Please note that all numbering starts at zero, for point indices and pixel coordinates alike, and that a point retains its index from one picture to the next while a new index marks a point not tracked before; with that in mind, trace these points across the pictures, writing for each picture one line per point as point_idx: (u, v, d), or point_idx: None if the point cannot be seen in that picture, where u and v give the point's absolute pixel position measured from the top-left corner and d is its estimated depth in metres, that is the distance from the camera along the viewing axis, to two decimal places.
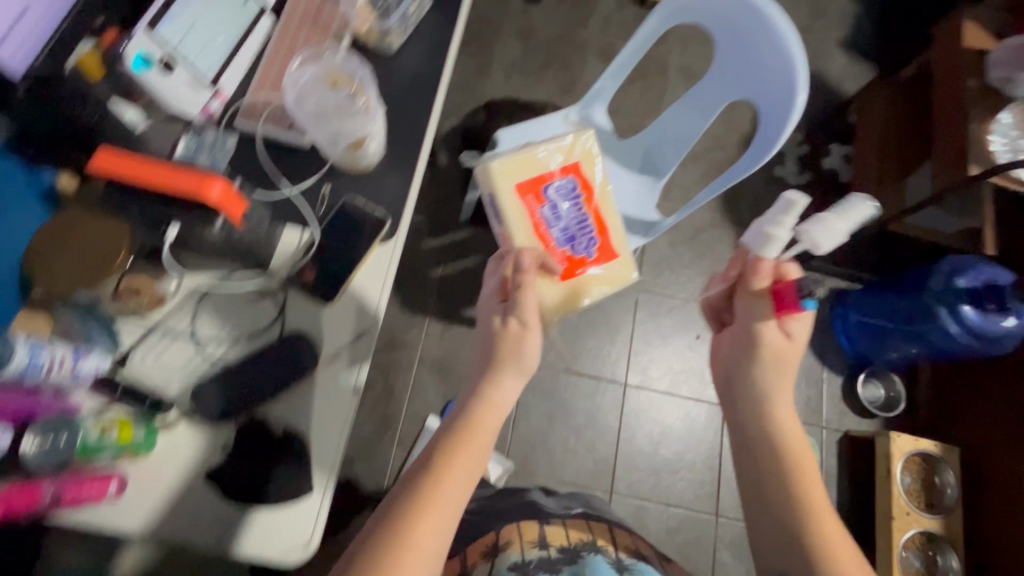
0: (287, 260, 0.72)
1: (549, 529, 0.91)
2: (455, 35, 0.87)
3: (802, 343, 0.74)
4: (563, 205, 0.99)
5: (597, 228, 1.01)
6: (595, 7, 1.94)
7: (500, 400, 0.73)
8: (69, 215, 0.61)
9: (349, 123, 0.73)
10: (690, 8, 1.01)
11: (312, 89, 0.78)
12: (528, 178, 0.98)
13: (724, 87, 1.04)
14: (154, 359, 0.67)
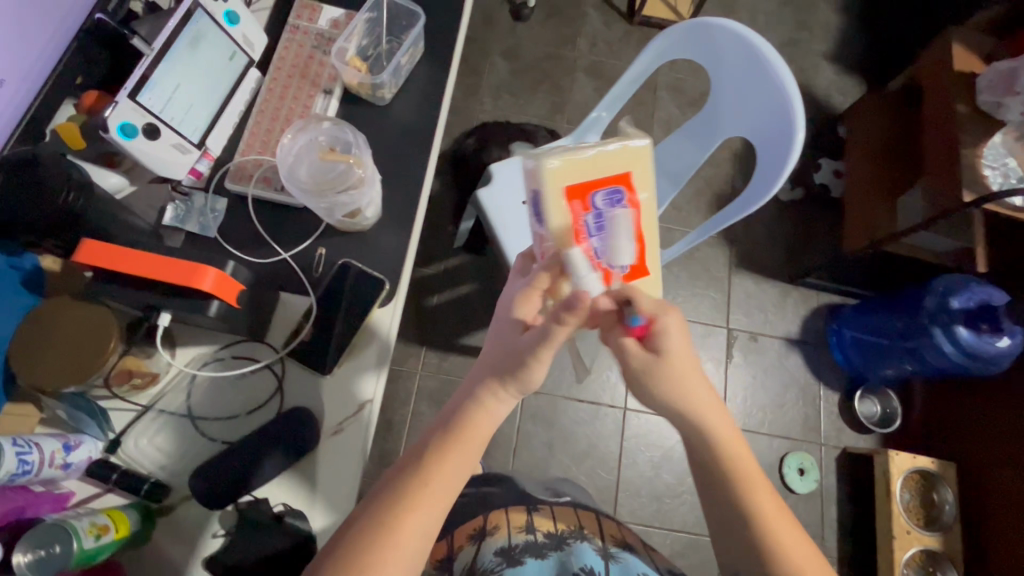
0: (285, 330, 0.70)
1: (536, 517, 0.92)
2: (449, 82, 0.85)
3: (680, 348, 0.65)
4: (609, 215, 0.78)
5: (637, 240, 0.83)
6: (582, 24, 1.93)
7: (495, 411, 0.66)
8: (51, 302, 0.58)
9: (342, 198, 0.68)
10: (685, 42, 1.01)
11: (305, 159, 0.72)
12: (579, 179, 0.76)
13: (719, 121, 1.03)
14: (148, 442, 0.65)
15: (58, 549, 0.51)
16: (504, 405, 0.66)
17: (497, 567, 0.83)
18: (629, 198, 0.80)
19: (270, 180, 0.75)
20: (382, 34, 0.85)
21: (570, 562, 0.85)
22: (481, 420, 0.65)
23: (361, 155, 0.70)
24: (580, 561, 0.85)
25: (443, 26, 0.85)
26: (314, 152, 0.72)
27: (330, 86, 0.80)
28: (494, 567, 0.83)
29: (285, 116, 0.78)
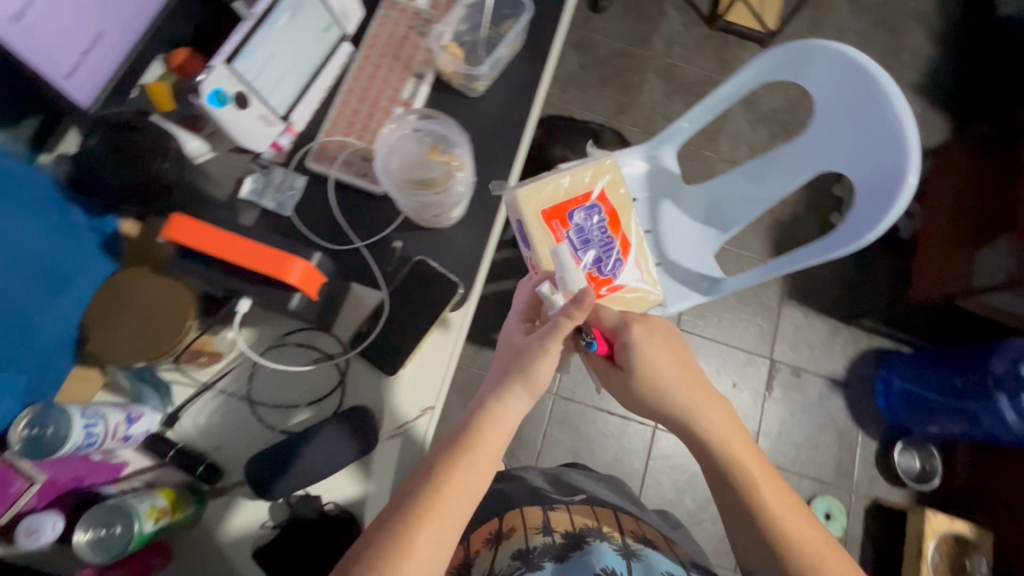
0: (352, 323, 0.68)
1: (553, 515, 0.75)
2: (544, 78, 0.80)
3: (650, 361, 0.64)
4: (589, 231, 0.79)
5: (621, 247, 0.81)
6: (660, 23, 1.85)
7: (506, 417, 0.60)
8: (130, 272, 0.56)
9: (433, 203, 0.68)
10: (792, 66, 0.95)
11: (405, 149, 0.69)
12: (551, 201, 0.77)
13: (814, 155, 0.97)
14: (204, 421, 0.63)
15: (120, 529, 0.50)
16: (516, 410, 0.60)
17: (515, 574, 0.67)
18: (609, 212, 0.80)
19: (353, 165, 0.72)
20: (481, 19, 0.80)
21: (588, 564, 0.67)
22: (487, 426, 0.59)
23: (465, 157, 0.69)
24: (600, 562, 0.67)
25: (545, 17, 0.80)
26: (417, 146, 0.70)
27: (422, 71, 0.76)
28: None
29: (374, 97, 0.75)
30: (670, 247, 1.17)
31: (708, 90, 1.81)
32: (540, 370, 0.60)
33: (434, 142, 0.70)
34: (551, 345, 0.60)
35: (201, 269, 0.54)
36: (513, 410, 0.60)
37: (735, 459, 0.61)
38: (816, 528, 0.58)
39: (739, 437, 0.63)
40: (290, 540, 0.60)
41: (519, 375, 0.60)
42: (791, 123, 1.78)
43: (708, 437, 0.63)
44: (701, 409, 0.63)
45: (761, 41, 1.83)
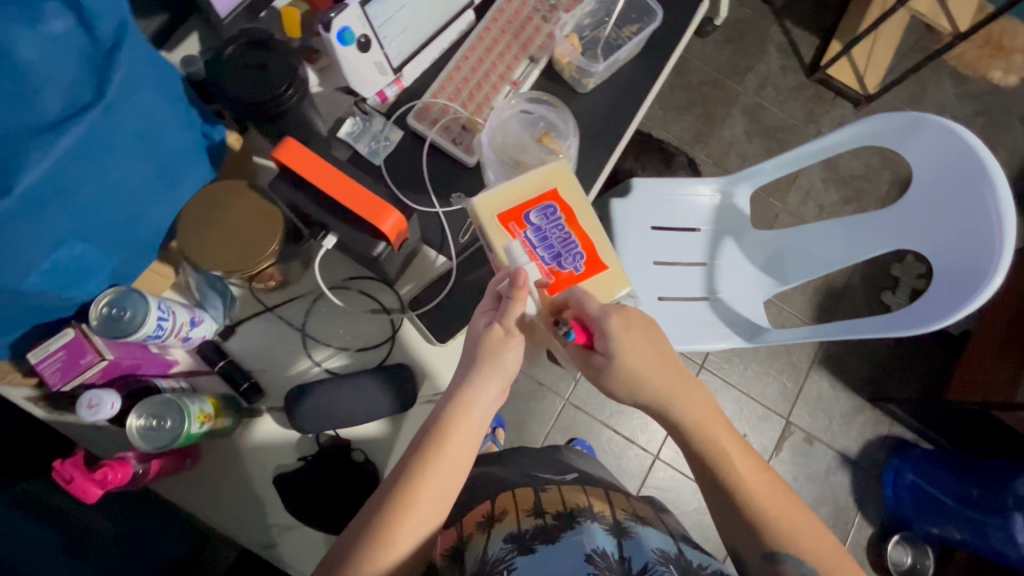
0: (414, 284, 0.68)
1: (544, 496, 0.67)
2: (654, 89, 0.78)
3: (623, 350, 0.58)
4: (543, 234, 0.65)
5: (583, 241, 0.65)
6: (759, 61, 1.81)
7: (478, 406, 0.57)
8: (229, 183, 0.57)
9: None
10: (893, 136, 0.93)
11: (513, 129, 0.69)
12: (505, 204, 0.65)
13: (896, 229, 0.95)
14: (257, 341, 0.65)
15: (168, 424, 0.52)
16: (486, 397, 0.57)
17: (506, 557, 0.57)
18: (568, 210, 0.65)
19: (451, 131, 0.73)
20: (607, 17, 0.80)
21: (578, 544, 0.58)
22: (449, 412, 0.56)
23: (572, 149, 0.69)
24: (589, 541, 0.58)
25: (671, 29, 0.79)
26: (524, 126, 0.70)
27: (538, 56, 0.76)
28: (497, 562, 0.57)
29: (486, 72, 0.75)
30: (722, 285, 1.16)
31: (789, 139, 1.77)
32: (497, 362, 0.57)
33: (542, 126, 0.70)
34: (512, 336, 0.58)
35: (299, 198, 0.55)
36: (475, 395, 0.57)
37: (712, 444, 0.58)
38: (791, 502, 0.56)
39: (715, 417, 0.60)
40: (310, 477, 0.62)
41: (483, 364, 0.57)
42: (866, 191, 1.73)
43: (687, 428, 0.60)
44: (675, 394, 0.60)
45: (856, 102, 1.79)
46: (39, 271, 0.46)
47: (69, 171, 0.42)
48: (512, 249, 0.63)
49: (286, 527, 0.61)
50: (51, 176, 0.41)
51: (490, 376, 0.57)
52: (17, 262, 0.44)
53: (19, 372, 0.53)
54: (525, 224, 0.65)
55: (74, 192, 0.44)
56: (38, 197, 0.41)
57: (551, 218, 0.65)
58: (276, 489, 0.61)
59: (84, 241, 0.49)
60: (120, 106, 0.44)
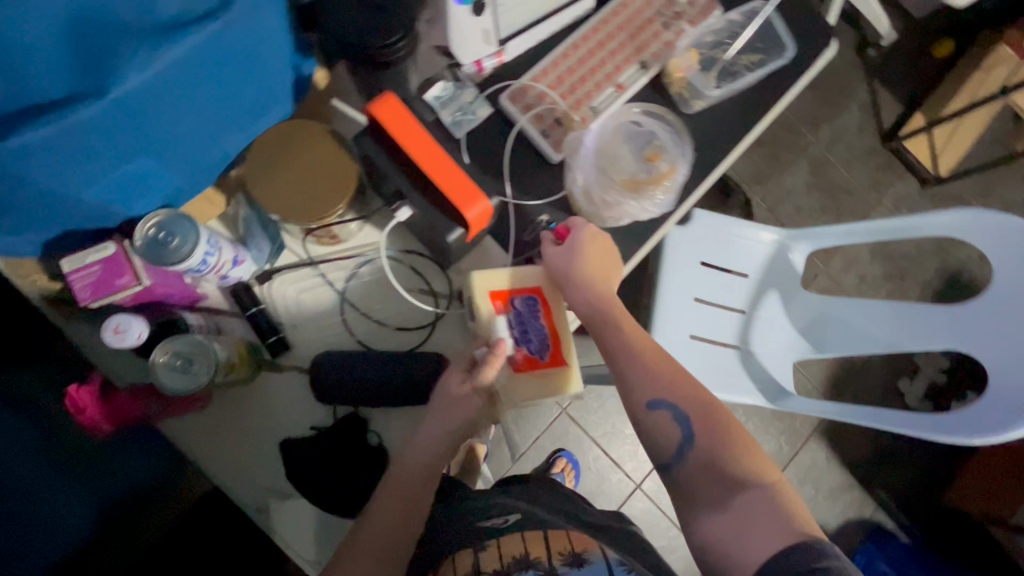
0: (467, 273, 0.64)
1: (482, 555, 0.60)
2: (760, 126, 0.73)
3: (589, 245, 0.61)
4: (521, 322, 0.61)
5: (554, 339, 0.61)
6: (838, 115, 1.75)
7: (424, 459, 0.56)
8: (304, 123, 0.53)
9: (612, 204, 0.61)
10: (972, 229, 0.88)
11: (622, 144, 0.63)
12: (498, 280, 0.60)
13: (952, 327, 0.91)
14: (290, 293, 0.61)
15: (195, 367, 0.48)
16: (429, 443, 0.56)
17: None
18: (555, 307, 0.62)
19: (544, 122, 0.68)
20: (728, 40, 0.74)
21: None
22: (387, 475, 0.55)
23: (678, 179, 0.60)
24: None
25: (794, 67, 0.73)
26: (635, 145, 0.64)
27: (649, 62, 0.71)
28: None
29: (593, 68, 0.69)
30: (755, 338, 1.12)
31: (848, 202, 1.72)
32: (441, 422, 0.56)
33: (650, 144, 0.63)
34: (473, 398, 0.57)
35: (384, 160, 0.51)
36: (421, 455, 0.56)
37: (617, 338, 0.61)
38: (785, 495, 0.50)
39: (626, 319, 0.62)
40: (311, 457, 0.58)
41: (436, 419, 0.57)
42: (910, 273, 1.69)
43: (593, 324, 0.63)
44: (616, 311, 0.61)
45: (924, 181, 1.73)
46: (101, 184, 0.42)
47: (166, 87, 0.39)
48: (497, 323, 0.59)
49: (284, 494, 0.58)
50: (148, 88, 0.37)
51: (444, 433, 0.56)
52: (88, 174, 0.41)
53: (46, 276, 0.50)
54: (509, 307, 0.61)
55: (164, 110, 0.40)
56: (128, 111, 0.38)
57: (532, 308, 0.61)
58: (280, 458, 0.58)
59: (156, 158, 0.44)
60: (236, 30, 0.40)
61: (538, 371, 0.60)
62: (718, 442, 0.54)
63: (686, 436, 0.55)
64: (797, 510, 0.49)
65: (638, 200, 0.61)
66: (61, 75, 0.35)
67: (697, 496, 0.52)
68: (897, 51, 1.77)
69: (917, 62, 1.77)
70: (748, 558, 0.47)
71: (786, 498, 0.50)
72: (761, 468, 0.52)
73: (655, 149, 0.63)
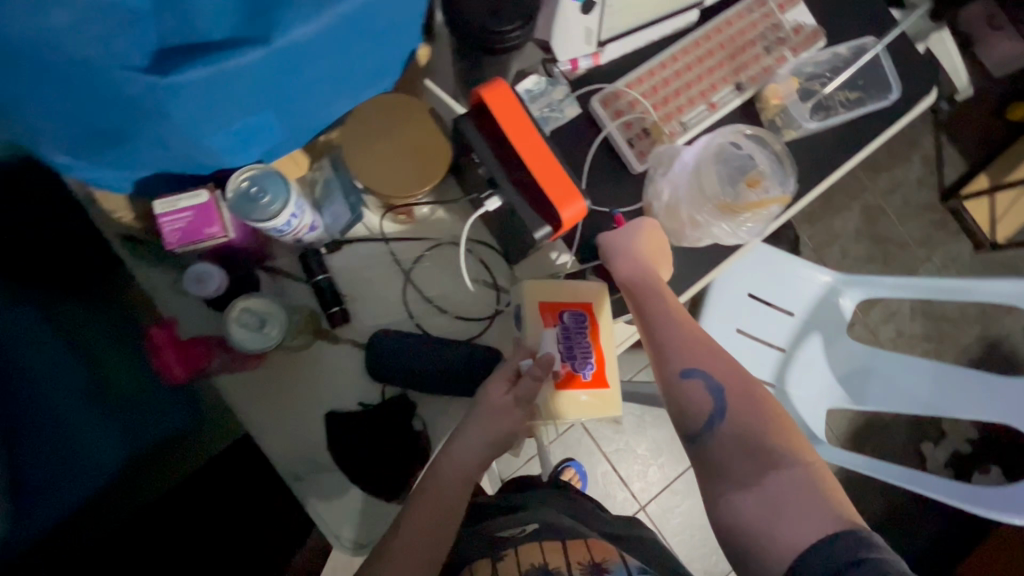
0: (532, 272, 0.63)
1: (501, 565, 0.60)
2: (847, 167, 0.70)
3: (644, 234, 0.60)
4: (568, 337, 0.59)
5: (599, 359, 0.59)
6: (900, 165, 1.71)
7: (460, 458, 0.56)
8: (404, 100, 0.52)
9: (702, 229, 0.60)
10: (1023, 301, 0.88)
11: (719, 161, 0.59)
12: (551, 293, 0.58)
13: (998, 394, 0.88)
14: (355, 265, 0.60)
15: (267, 330, 0.48)
16: (467, 444, 0.55)
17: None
18: (602, 325, 0.60)
19: (632, 130, 0.66)
20: (828, 73, 0.72)
21: None
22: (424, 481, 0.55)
23: (773, 210, 0.58)
24: None
25: (892, 111, 0.70)
26: (732, 162, 0.60)
27: (746, 84, 0.69)
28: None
29: (689, 82, 0.68)
30: (792, 379, 1.10)
31: (896, 254, 1.68)
32: (476, 434, 0.55)
33: (746, 161, 0.60)
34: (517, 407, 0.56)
35: (486, 149, 0.50)
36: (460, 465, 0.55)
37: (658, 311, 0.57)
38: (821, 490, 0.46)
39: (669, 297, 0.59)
40: (353, 437, 0.58)
41: (478, 429, 0.55)
42: (950, 336, 1.64)
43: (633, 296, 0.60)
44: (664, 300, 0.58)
45: (978, 244, 1.68)
46: (224, 135, 0.41)
47: (321, 44, 0.38)
48: (544, 337, 0.58)
49: (322, 467, 0.58)
50: (307, 41, 0.36)
51: (484, 441, 0.56)
52: (218, 121, 0.39)
53: (132, 214, 0.50)
54: (558, 321, 0.59)
55: (307, 68, 0.40)
56: (279, 61, 0.37)
57: (580, 325, 0.59)
58: (324, 431, 0.58)
59: (278, 117, 0.43)
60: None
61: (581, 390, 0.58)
62: (755, 415, 0.51)
63: (719, 409, 0.52)
64: (837, 495, 0.46)
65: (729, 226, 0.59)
66: (234, 13, 0.34)
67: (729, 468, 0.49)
68: (970, 107, 1.72)
69: (990, 123, 1.72)
70: (785, 537, 0.44)
71: (821, 476, 0.47)
72: (800, 449, 0.49)
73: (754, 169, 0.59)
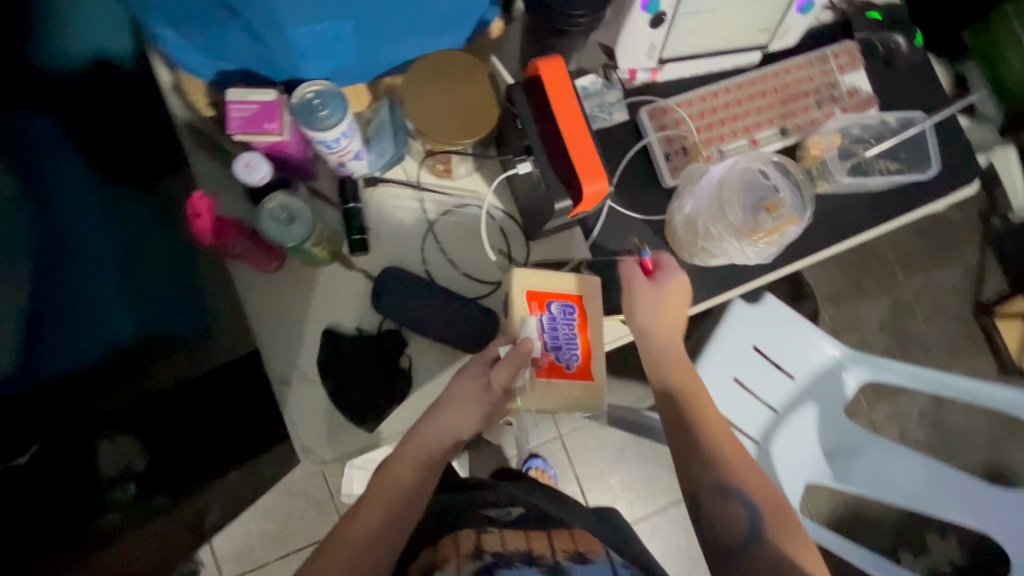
0: (546, 251, 0.66)
1: (485, 537, 0.59)
2: (870, 233, 0.72)
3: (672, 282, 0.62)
4: (553, 325, 0.61)
5: (586, 352, 0.61)
6: (940, 269, 1.69)
7: (434, 431, 0.59)
8: (469, 59, 0.56)
9: (715, 242, 0.62)
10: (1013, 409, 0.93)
11: (741, 185, 0.62)
12: (541, 284, 0.61)
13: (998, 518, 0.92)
14: (386, 203, 0.64)
15: (291, 227, 0.53)
16: (451, 423, 0.58)
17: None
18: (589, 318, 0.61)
19: (672, 145, 0.69)
20: (874, 140, 0.74)
21: None
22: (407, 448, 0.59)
23: (786, 239, 0.61)
24: None
25: (925, 191, 0.72)
26: (753, 190, 0.63)
27: (790, 131, 0.71)
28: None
29: (736, 115, 0.71)
30: (780, 440, 1.07)
31: (916, 355, 1.65)
32: (454, 414, 0.59)
33: (768, 194, 0.64)
34: (503, 373, 0.57)
35: (531, 127, 0.53)
36: (434, 437, 0.59)
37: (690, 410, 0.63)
38: None
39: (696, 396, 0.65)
40: (345, 359, 0.61)
41: (459, 410, 0.59)
42: (954, 452, 1.59)
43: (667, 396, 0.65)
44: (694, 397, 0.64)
45: (1003, 367, 1.64)
46: (301, 27, 0.46)
47: None
48: (528, 323, 0.60)
49: (306, 377, 0.61)
50: None
51: (465, 422, 0.59)
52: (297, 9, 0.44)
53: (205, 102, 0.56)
54: (545, 309, 0.61)
55: None
56: None
57: (567, 314, 0.61)
58: (318, 346, 0.61)
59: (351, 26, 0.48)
60: None
61: (563, 378, 0.60)
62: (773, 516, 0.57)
63: (751, 517, 0.57)
64: None
65: (742, 246, 0.62)
66: None
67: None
68: None
69: None
70: None
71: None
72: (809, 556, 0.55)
73: (772, 199, 0.62)
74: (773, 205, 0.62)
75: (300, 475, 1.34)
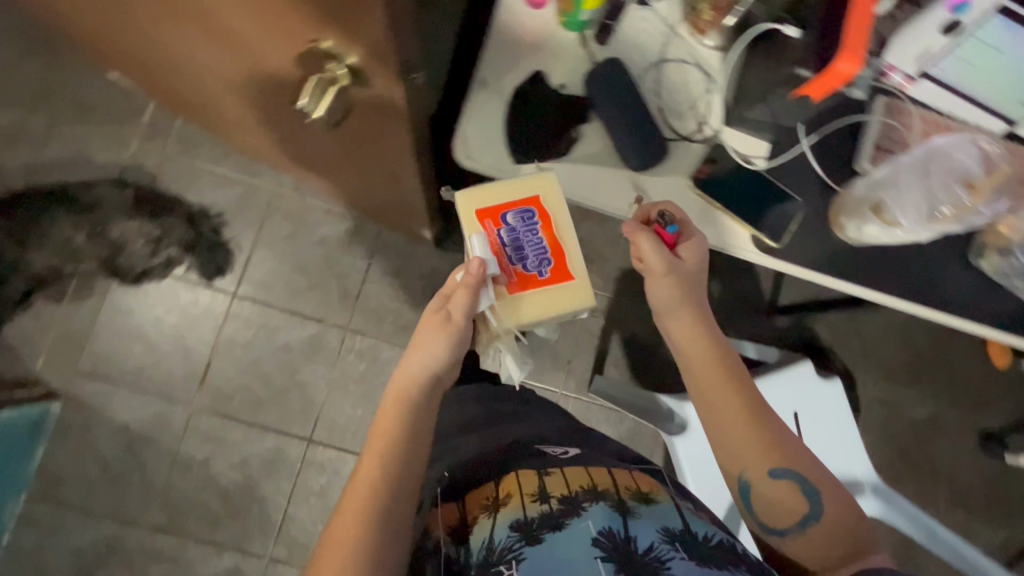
0: (731, 142, 0.71)
1: (550, 480, 0.78)
2: (998, 335, 0.72)
3: (698, 259, 0.69)
4: (514, 233, 0.65)
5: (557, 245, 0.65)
6: (983, 523, 1.57)
7: (409, 375, 0.78)
8: None
9: (904, 206, 0.68)
10: None
11: (940, 169, 0.70)
12: (483, 200, 0.66)
13: None
14: (641, 23, 0.72)
15: None
16: (428, 358, 0.77)
17: (514, 545, 0.70)
18: (546, 217, 0.66)
19: (885, 140, 0.73)
20: None
21: (584, 529, 0.69)
22: (392, 392, 0.78)
23: (970, 220, 0.69)
24: (593, 526, 0.69)
25: None
26: (949, 172, 0.70)
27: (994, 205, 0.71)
28: (504, 551, 0.70)
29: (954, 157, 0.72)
30: None
31: None
32: (424, 349, 0.77)
33: (963, 178, 0.70)
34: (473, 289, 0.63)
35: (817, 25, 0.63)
36: (410, 376, 0.77)
37: (716, 387, 0.71)
38: (853, 510, 0.67)
39: (716, 368, 0.71)
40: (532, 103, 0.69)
41: (428, 350, 0.77)
42: None
43: (693, 366, 0.73)
44: (718, 386, 0.71)
45: None
46: None
47: None
48: (476, 238, 0.64)
49: (496, 93, 0.69)
50: None
51: (436, 356, 0.76)
52: None
53: None
54: (502, 222, 0.65)
55: None
56: None
57: (527, 221, 0.65)
58: (520, 81, 0.69)
59: None
60: None
61: (539, 285, 0.65)
62: (808, 465, 0.69)
63: (800, 476, 0.68)
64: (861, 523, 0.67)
65: (924, 218, 0.69)
66: None
67: (811, 553, 0.66)
68: None
69: None
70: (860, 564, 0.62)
71: (850, 508, 0.67)
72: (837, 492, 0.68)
73: (970, 181, 0.70)
74: (972, 189, 0.69)
75: (351, 260, 1.43)
